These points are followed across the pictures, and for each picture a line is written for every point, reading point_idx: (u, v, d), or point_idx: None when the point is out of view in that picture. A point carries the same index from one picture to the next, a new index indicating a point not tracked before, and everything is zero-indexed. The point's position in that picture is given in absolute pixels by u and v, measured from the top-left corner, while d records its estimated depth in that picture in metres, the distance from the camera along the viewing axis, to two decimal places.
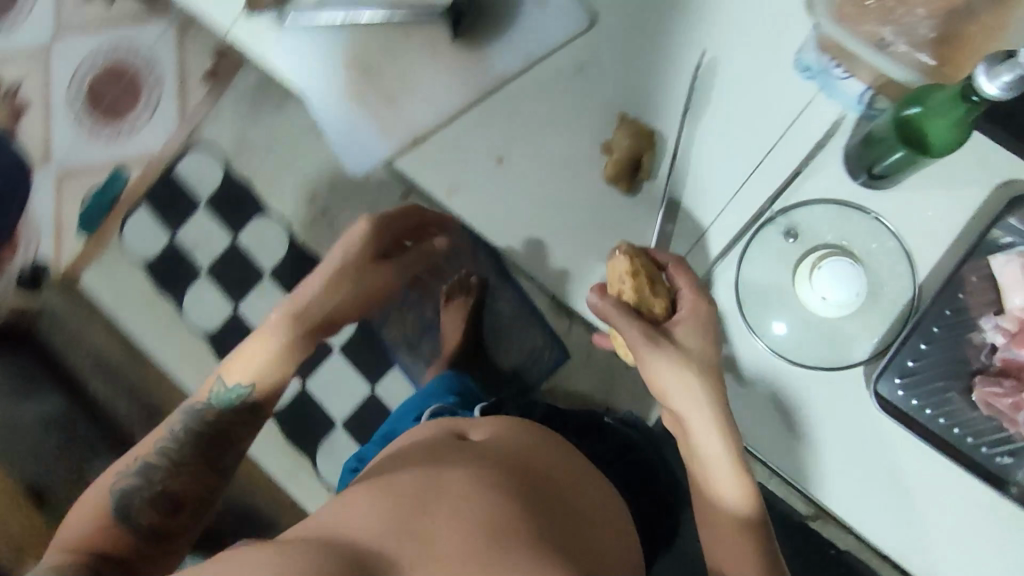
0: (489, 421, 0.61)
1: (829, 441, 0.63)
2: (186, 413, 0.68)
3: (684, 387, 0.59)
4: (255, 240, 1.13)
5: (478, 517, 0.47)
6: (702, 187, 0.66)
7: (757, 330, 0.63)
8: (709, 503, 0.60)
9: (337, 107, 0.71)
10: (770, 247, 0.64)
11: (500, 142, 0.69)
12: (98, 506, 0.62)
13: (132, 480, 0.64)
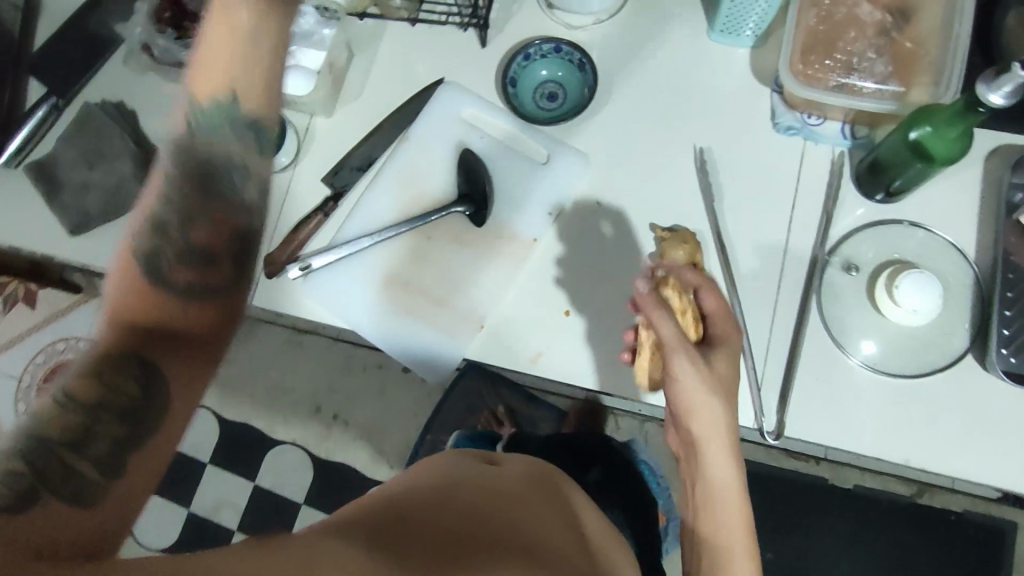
0: (526, 462, 0.65)
1: (953, 428, 0.66)
2: (185, 248, 0.45)
3: (716, 433, 0.61)
4: (280, 471, 1.29)
5: (488, 542, 0.49)
6: (750, 257, 0.70)
7: (865, 361, 0.67)
8: (716, 545, 0.61)
9: (401, 330, 0.74)
10: (838, 286, 0.69)
11: (552, 297, 0.72)
12: (123, 267, 0.46)
13: (159, 242, 0.45)
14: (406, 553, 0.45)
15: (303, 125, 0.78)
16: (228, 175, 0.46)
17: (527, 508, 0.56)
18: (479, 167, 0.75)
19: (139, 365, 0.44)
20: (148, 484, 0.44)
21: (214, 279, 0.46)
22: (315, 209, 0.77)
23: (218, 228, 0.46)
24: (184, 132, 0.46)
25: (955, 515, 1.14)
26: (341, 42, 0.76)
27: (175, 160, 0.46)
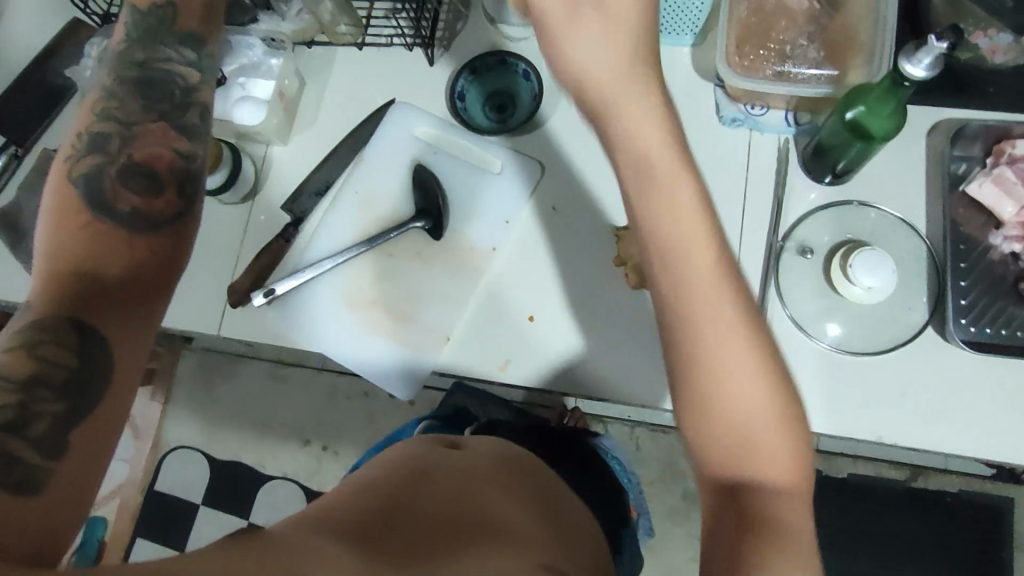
0: (485, 441, 0.68)
1: (928, 402, 0.66)
2: (123, 170, 0.53)
3: (699, 265, 0.50)
4: (269, 507, 1.28)
5: (454, 532, 0.51)
6: None
7: (828, 342, 0.68)
8: (729, 395, 0.48)
9: (367, 347, 0.74)
10: (796, 271, 0.69)
11: (512, 300, 0.73)
12: (59, 210, 0.51)
13: (96, 157, 0.53)
14: (375, 546, 0.47)
15: (261, 155, 0.80)
16: (169, 124, 0.55)
17: (495, 495, 0.58)
18: (432, 181, 0.76)
19: (69, 301, 0.46)
20: (93, 467, 0.43)
21: (157, 212, 0.52)
22: (276, 235, 0.77)
23: (157, 141, 0.54)
24: (115, 122, 0.54)
25: (950, 497, 1.13)
26: (291, 70, 0.77)
27: (143, 124, 0.54)
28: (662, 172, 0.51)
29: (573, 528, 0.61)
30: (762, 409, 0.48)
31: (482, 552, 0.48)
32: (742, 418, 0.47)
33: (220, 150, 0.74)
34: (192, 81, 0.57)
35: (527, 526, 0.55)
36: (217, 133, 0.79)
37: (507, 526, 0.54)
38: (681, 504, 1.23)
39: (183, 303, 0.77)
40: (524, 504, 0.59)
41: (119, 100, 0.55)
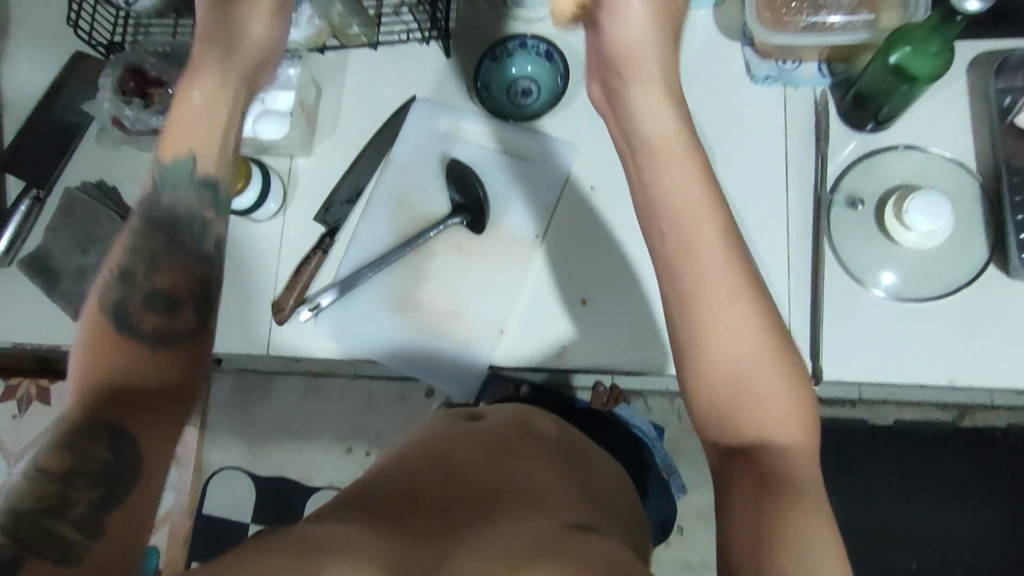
0: (508, 409, 0.68)
1: (996, 339, 0.65)
2: (147, 291, 0.52)
3: (717, 255, 0.48)
4: None
5: (482, 499, 0.52)
6: (755, 209, 0.70)
7: (888, 292, 0.66)
8: (745, 377, 0.47)
9: (420, 349, 0.73)
10: (847, 223, 0.68)
11: (562, 283, 0.72)
12: (91, 336, 0.51)
13: (117, 282, 0.52)
14: (405, 523, 0.49)
15: (286, 168, 0.78)
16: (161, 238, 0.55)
17: (524, 457, 0.58)
18: (469, 174, 0.74)
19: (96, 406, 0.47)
20: (129, 546, 0.44)
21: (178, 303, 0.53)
22: (313, 247, 0.76)
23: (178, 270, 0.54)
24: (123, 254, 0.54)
25: (1002, 433, 1.12)
26: (309, 81, 0.76)
27: (162, 258, 0.54)
28: (692, 186, 0.50)
29: (600, 484, 0.62)
30: (774, 391, 0.47)
31: (508, 517, 0.49)
32: (765, 409, 0.47)
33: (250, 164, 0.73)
34: (209, 217, 0.56)
35: (558, 486, 0.55)
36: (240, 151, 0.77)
37: (536, 493, 0.53)
38: None
39: (226, 324, 0.76)
40: (553, 463, 0.59)
41: (148, 237, 0.54)
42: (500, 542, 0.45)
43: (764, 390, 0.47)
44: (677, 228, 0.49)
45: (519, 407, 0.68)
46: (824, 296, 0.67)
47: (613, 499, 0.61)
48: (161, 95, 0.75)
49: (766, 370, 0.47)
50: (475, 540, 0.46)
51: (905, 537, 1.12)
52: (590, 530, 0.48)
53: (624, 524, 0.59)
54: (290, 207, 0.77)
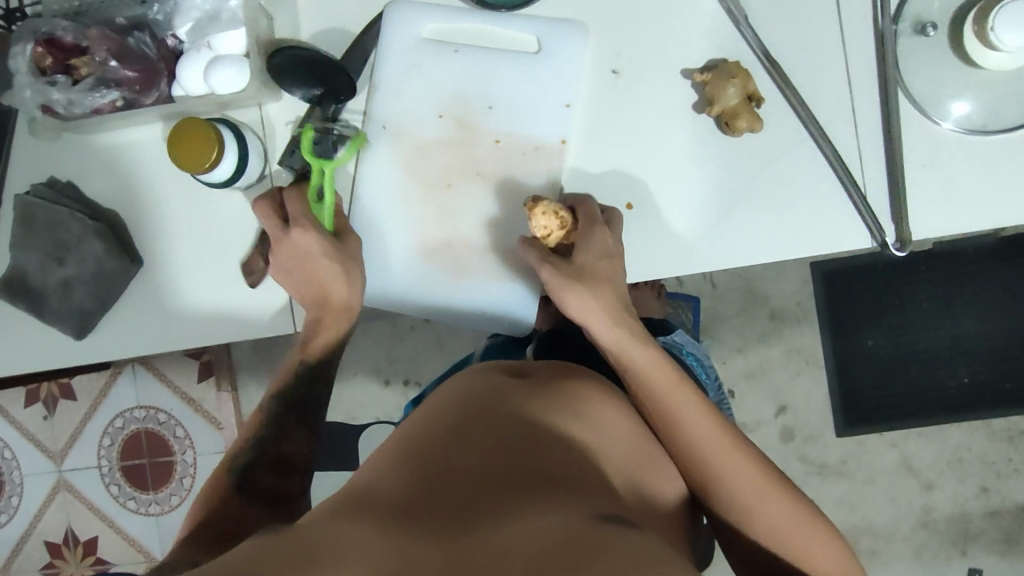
0: (534, 361, 0.62)
1: None
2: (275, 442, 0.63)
3: (703, 434, 0.58)
4: None
5: (503, 492, 0.47)
6: (805, 61, 0.60)
7: (970, 125, 0.58)
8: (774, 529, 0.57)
9: (450, 300, 0.66)
10: (914, 54, 0.59)
11: (601, 189, 0.64)
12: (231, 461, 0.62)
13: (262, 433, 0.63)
14: (415, 519, 0.44)
15: (259, 120, 0.68)
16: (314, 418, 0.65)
17: (553, 425, 0.53)
18: (299, 53, 0.61)
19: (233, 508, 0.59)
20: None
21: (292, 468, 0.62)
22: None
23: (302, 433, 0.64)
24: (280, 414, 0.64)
25: None
26: (257, 9, 0.63)
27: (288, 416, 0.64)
28: (687, 400, 0.59)
29: (631, 441, 0.56)
30: (794, 532, 0.57)
31: (532, 520, 0.44)
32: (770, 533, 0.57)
33: (220, 128, 0.62)
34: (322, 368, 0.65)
35: (580, 456, 0.51)
36: (198, 112, 0.66)
37: (554, 471, 0.49)
38: (774, 324, 1.19)
39: (241, 307, 0.69)
40: (576, 412, 0.54)
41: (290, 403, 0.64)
42: (513, 545, 0.42)
43: (781, 527, 0.57)
44: (699, 459, 0.58)
45: (531, 361, 0.63)
46: (900, 144, 0.59)
47: (641, 455, 0.56)
48: (89, 65, 0.62)
49: (787, 527, 0.57)
50: (491, 548, 0.42)
51: (957, 354, 1.14)
52: (614, 522, 0.45)
53: (651, 490, 0.55)
54: (275, 166, 0.68)
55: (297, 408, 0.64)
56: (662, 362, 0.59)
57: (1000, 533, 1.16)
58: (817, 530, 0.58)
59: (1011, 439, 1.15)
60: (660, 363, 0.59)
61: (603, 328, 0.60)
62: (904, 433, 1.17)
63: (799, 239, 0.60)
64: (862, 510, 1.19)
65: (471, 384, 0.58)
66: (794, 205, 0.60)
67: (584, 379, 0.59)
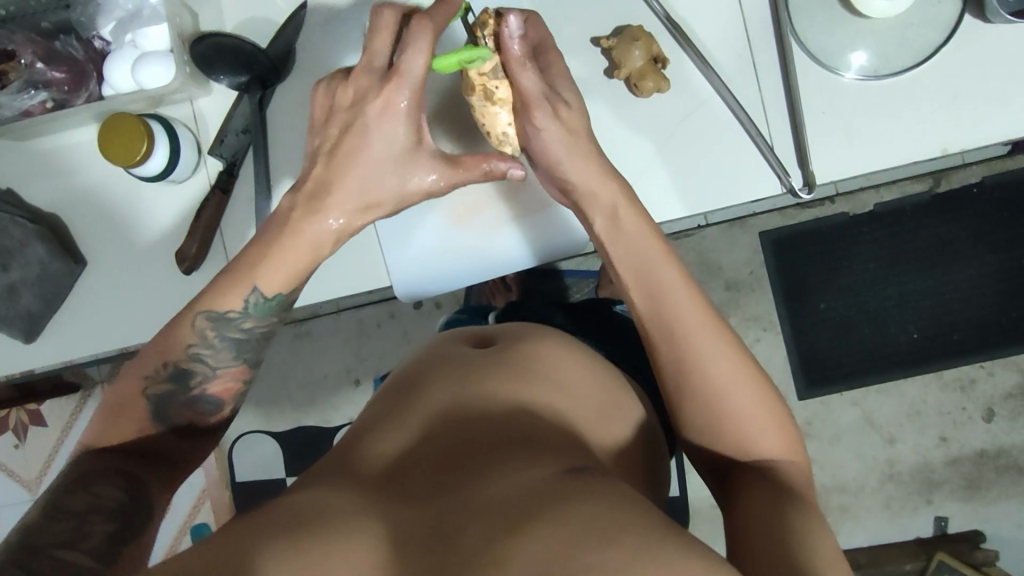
0: (500, 329, 0.65)
1: (980, 81, 0.60)
2: (195, 396, 0.55)
3: (678, 295, 0.56)
4: None
5: (480, 451, 0.50)
6: (706, 24, 0.64)
7: (867, 73, 0.61)
8: (729, 416, 0.54)
9: (455, 258, 0.70)
10: (807, 9, 0.62)
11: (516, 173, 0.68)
12: (120, 409, 0.54)
13: (170, 385, 0.55)
14: (395, 488, 0.48)
15: (190, 115, 0.69)
16: (246, 364, 0.58)
17: (515, 386, 0.55)
18: (224, 41, 0.64)
19: (120, 491, 0.49)
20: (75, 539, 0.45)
21: (204, 426, 0.57)
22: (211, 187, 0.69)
23: (233, 378, 0.57)
24: (203, 363, 0.56)
25: (976, 188, 1.12)
26: (179, 6, 0.66)
27: (222, 362, 0.57)
28: (663, 272, 0.57)
29: (592, 390, 0.59)
30: (756, 417, 0.54)
31: (508, 471, 0.47)
32: (744, 421, 0.54)
33: (147, 121, 0.64)
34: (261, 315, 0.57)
35: (548, 420, 0.54)
36: (132, 110, 0.68)
37: (521, 431, 0.52)
38: (728, 296, 1.20)
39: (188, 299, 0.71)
40: (541, 379, 0.57)
41: (216, 342, 0.56)
42: (492, 501, 0.44)
43: (752, 421, 0.54)
44: (677, 334, 0.55)
45: (493, 331, 0.65)
46: (799, 94, 0.62)
47: (604, 403, 0.59)
48: (16, 69, 0.65)
49: (752, 411, 0.54)
50: (470, 505, 0.44)
51: (905, 309, 1.15)
52: (587, 470, 0.47)
53: (610, 435, 0.58)
54: (208, 158, 0.70)
55: (205, 375, 0.56)
56: (649, 230, 0.59)
57: (962, 480, 1.16)
58: (776, 423, 0.54)
59: (964, 388, 1.16)
60: (645, 230, 0.59)
61: (592, 182, 0.60)
62: (863, 392, 1.18)
63: (716, 188, 0.64)
64: (828, 468, 1.20)
65: (439, 359, 0.61)
66: (709, 159, 0.64)
67: (546, 338, 0.62)
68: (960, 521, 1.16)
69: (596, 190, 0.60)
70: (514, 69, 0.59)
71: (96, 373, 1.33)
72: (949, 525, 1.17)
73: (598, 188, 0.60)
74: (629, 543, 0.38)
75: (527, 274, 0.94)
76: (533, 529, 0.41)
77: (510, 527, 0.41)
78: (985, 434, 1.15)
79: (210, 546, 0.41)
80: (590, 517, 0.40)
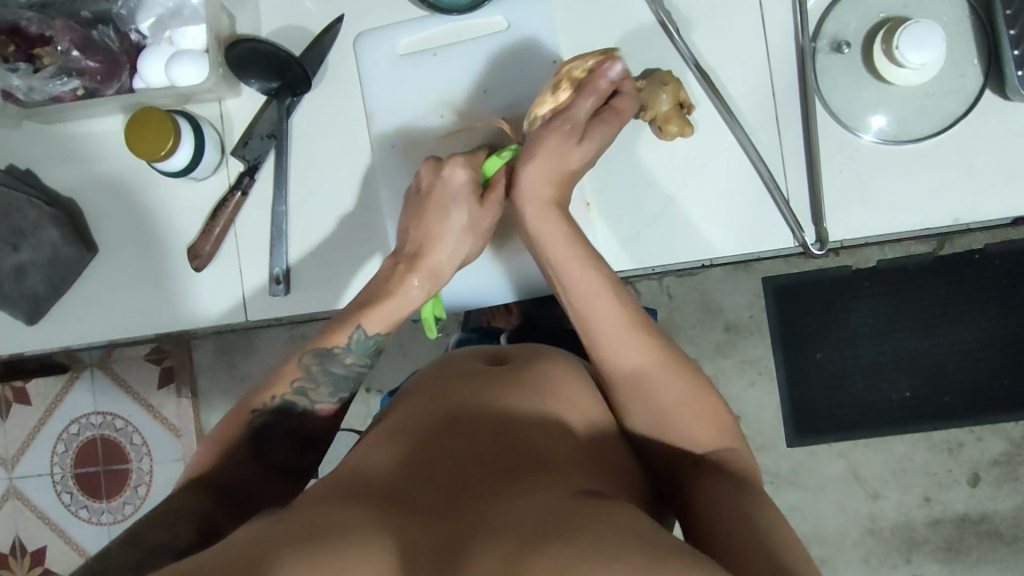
0: (509, 348, 0.66)
1: (993, 155, 0.62)
2: (290, 430, 0.61)
3: (602, 300, 0.60)
4: (329, 463, 1.21)
5: (488, 471, 0.50)
6: (733, 75, 0.65)
7: (886, 137, 0.62)
8: (662, 409, 0.57)
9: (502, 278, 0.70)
10: (831, 68, 0.64)
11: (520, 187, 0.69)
12: (225, 443, 0.60)
13: (270, 418, 0.60)
14: (404, 505, 0.47)
15: (217, 115, 0.70)
16: (338, 404, 0.63)
17: (523, 404, 0.55)
18: (260, 46, 0.64)
19: (195, 531, 0.51)
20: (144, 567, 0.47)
21: (297, 467, 0.61)
22: (231, 188, 0.69)
23: (325, 417, 0.63)
24: (304, 397, 0.61)
25: (978, 253, 1.14)
26: (218, 7, 0.66)
27: (320, 399, 0.62)
28: (591, 282, 0.60)
29: (597, 413, 0.59)
30: (690, 407, 0.57)
31: (518, 495, 0.47)
32: (675, 412, 0.57)
33: (175, 117, 0.65)
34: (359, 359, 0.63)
35: (558, 440, 0.53)
36: (159, 104, 0.69)
37: (531, 452, 0.52)
38: (727, 337, 1.20)
39: (196, 294, 0.71)
40: (550, 399, 0.57)
41: (314, 379, 0.61)
42: (502, 522, 0.44)
43: (683, 416, 0.57)
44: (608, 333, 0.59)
45: (501, 351, 0.65)
46: (819, 150, 0.64)
47: (599, 411, 0.59)
48: (51, 54, 0.65)
49: (680, 402, 0.57)
50: (482, 525, 0.44)
51: (898, 366, 1.16)
52: (596, 496, 0.47)
53: (623, 456, 0.57)
54: (230, 159, 0.70)
55: (300, 418, 0.61)
56: (579, 239, 0.62)
57: (943, 542, 1.16)
58: (711, 412, 0.58)
59: (951, 450, 1.16)
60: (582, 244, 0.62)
61: (534, 208, 0.62)
62: (850, 445, 1.18)
63: (728, 235, 0.65)
64: (811, 518, 1.19)
65: (443, 377, 0.61)
66: (724, 206, 0.65)
67: (551, 360, 0.62)
68: None
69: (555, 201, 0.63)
70: (586, 86, 0.62)
71: (87, 356, 1.31)
72: None
73: (541, 192, 0.62)
74: (638, 561, 0.39)
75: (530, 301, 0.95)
76: (543, 550, 0.40)
77: (519, 547, 0.41)
78: (969, 498, 1.16)
79: (220, 557, 0.41)
80: (599, 542, 0.40)
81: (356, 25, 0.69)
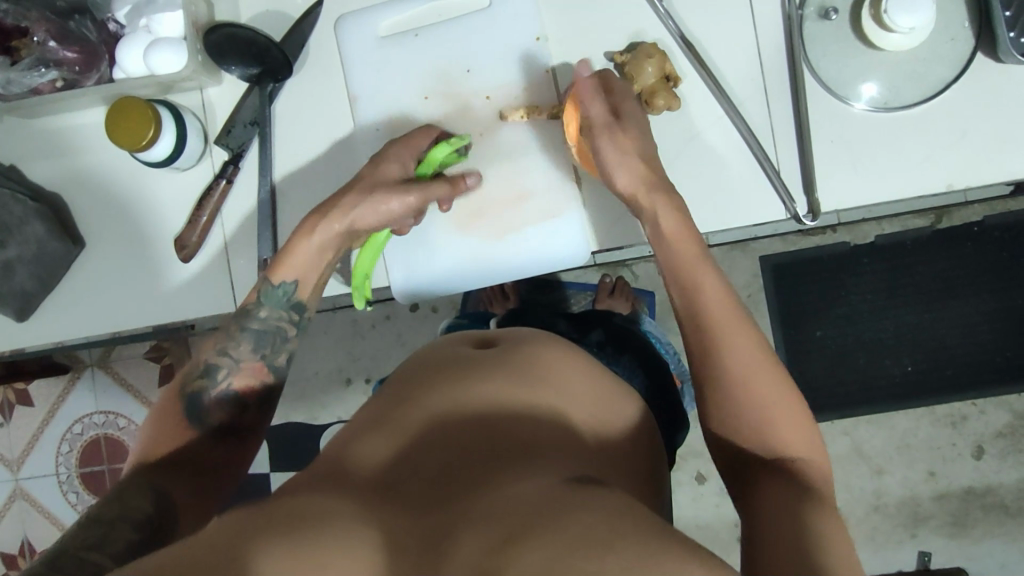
0: (510, 332, 0.65)
1: (987, 119, 0.60)
2: (221, 388, 0.62)
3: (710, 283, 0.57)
4: None
5: (482, 458, 0.50)
6: (720, 46, 0.64)
7: (878, 105, 0.61)
8: (753, 409, 0.54)
9: (495, 258, 0.69)
10: (820, 36, 0.62)
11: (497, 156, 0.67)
12: (166, 414, 0.61)
13: (203, 384, 0.61)
14: (397, 495, 0.47)
15: (200, 104, 0.69)
16: (265, 360, 0.64)
17: (520, 391, 0.55)
18: (240, 31, 0.64)
19: (149, 504, 0.52)
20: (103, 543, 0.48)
21: (243, 426, 0.62)
22: (216, 176, 0.68)
23: (252, 374, 0.63)
24: (229, 356, 0.62)
25: (977, 225, 1.12)
26: None
27: (246, 356, 0.63)
28: (695, 254, 0.58)
29: (593, 400, 0.58)
30: (780, 413, 0.54)
31: (512, 482, 0.47)
32: (767, 413, 0.53)
33: (155, 105, 0.64)
34: (277, 308, 0.64)
35: (552, 429, 0.53)
36: (140, 94, 0.68)
37: (527, 440, 0.51)
38: None
39: (184, 286, 0.70)
40: (546, 386, 0.56)
41: (236, 338, 0.63)
42: (494, 510, 0.44)
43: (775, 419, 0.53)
44: (699, 318, 0.57)
45: (503, 334, 0.64)
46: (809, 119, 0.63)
47: (601, 404, 0.59)
48: (29, 46, 0.64)
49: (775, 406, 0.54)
50: (474, 514, 0.44)
51: (900, 342, 1.15)
52: (589, 484, 0.47)
53: (612, 442, 0.56)
54: (213, 147, 0.70)
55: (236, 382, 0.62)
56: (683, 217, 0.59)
57: (949, 516, 1.16)
58: (797, 417, 0.54)
59: (955, 424, 1.15)
60: (680, 232, 0.58)
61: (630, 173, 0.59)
62: (853, 422, 1.18)
63: (720, 208, 0.64)
64: None
65: (444, 362, 0.60)
66: (714, 178, 0.64)
67: (545, 346, 0.61)
68: (943, 556, 1.16)
69: (628, 199, 0.61)
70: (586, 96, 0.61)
71: (86, 355, 1.31)
72: (933, 560, 1.16)
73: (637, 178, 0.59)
74: (627, 553, 0.38)
75: (525, 283, 0.94)
76: (538, 540, 0.40)
77: (513, 538, 0.40)
78: (974, 471, 1.15)
79: (195, 548, 0.41)
80: (593, 534, 0.40)
81: (336, 8, 0.68)
